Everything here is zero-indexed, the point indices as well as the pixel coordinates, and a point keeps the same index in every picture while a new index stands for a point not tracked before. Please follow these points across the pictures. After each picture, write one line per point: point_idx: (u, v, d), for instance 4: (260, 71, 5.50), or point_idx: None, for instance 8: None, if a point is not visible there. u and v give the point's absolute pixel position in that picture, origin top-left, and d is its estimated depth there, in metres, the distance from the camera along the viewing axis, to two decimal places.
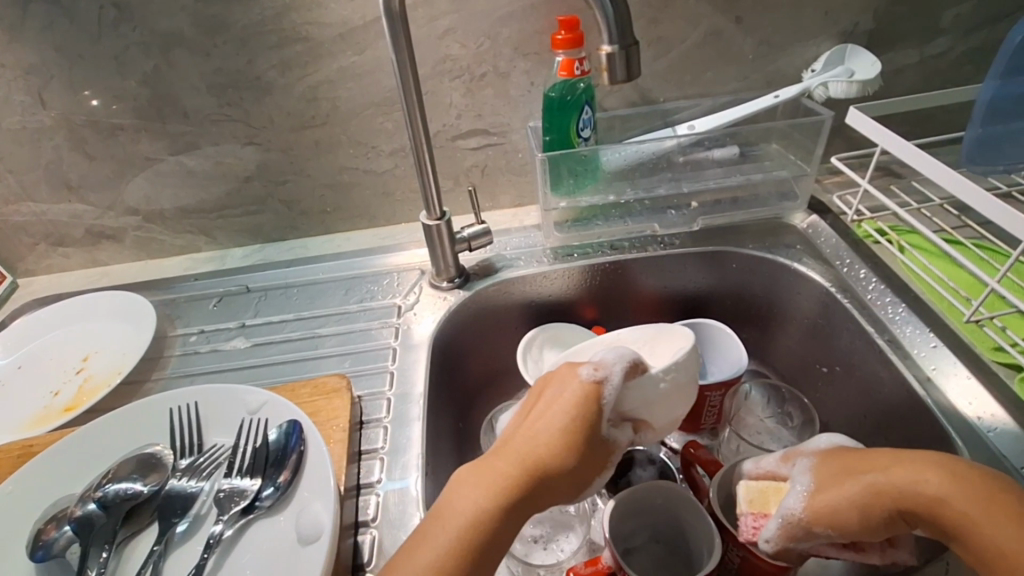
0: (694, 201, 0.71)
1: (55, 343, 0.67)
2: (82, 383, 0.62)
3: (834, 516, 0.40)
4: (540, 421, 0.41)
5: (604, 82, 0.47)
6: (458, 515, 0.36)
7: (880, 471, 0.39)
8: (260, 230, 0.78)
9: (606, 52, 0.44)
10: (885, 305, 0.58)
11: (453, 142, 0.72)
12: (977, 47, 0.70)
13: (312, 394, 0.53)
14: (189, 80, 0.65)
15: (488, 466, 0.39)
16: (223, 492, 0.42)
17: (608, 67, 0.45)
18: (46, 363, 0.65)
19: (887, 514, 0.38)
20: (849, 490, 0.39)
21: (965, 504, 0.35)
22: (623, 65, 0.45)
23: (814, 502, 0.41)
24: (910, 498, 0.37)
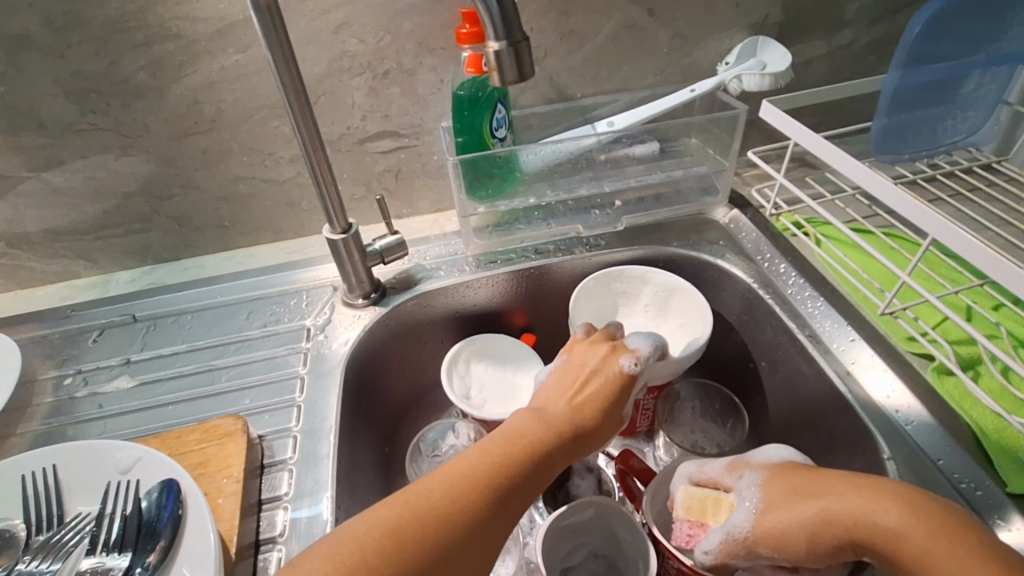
0: (617, 200, 0.69)
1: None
2: None
3: (778, 538, 0.39)
4: (569, 404, 0.43)
5: (496, 83, 0.43)
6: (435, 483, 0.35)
7: (837, 498, 0.38)
8: (149, 250, 0.70)
9: (493, 50, 0.40)
10: (805, 299, 0.58)
11: (361, 145, 0.67)
12: (880, 38, 0.71)
13: (202, 441, 0.47)
14: (41, 84, 0.56)
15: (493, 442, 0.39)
16: (83, 574, 0.36)
17: (497, 67, 0.41)
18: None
19: (839, 542, 0.38)
20: (801, 512, 0.39)
21: (921, 542, 0.35)
22: (513, 65, 0.41)
23: (764, 520, 0.40)
24: (862, 527, 0.37)
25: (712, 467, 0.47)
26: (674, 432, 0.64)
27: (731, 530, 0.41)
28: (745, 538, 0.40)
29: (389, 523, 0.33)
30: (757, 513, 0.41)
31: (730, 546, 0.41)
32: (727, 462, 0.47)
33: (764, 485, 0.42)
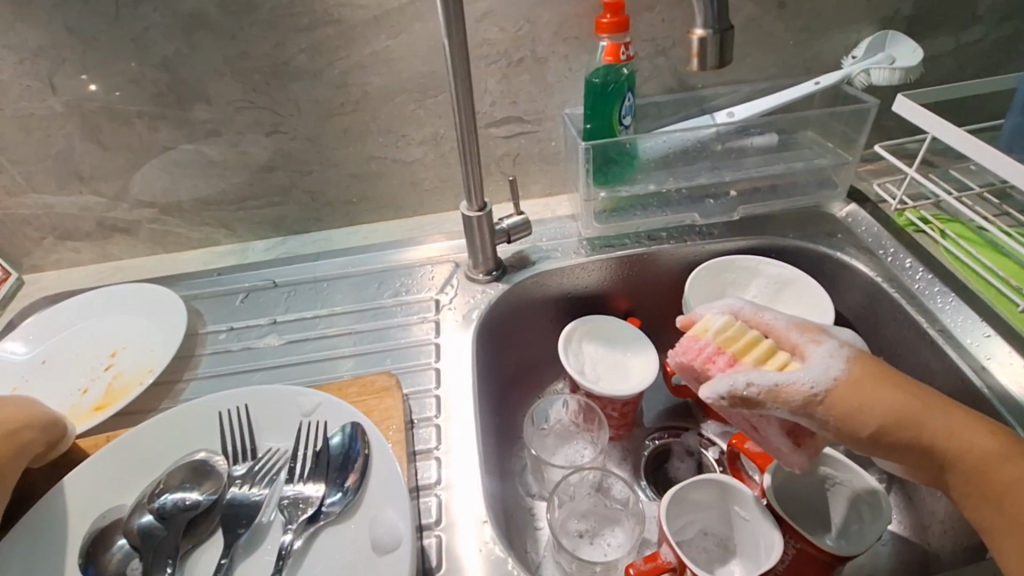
0: (732, 189, 0.70)
1: (76, 335, 0.65)
2: (110, 381, 0.60)
3: (832, 405, 0.39)
4: None
5: (692, 69, 0.47)
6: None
7: (932, 408, 0.40)
8: (282, 222, 0.76)
9: (698, 36, 0.44)
10: (934, 294, 0.58)
11: (486, 130, 0.70)
12: (1014, 35, 0.70)
13: (362, 395, 0.51)
14: (212, 65, 0.62)
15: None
16: (288, 499, 0.41)
17: (700, 52, 0.44)
18: (65, 359, 0.63)
19: (908, 436, 0.39)
20: (886, 401, 0.39)
21: (1002, 466, 0.38)
22: (715, 52, 0.44)
23: (842, 396, 0.39)
24: (925, 431, 0.39)
25: (779, 324, 0.44)
26: None
27: (802, 386, 0.39)
28: (801, 396, 0.39)
29: None
30: (837, 390, 0.39)
31: (783, 396, 0.39)
32: (795, 321, 0.44)
33: (852, 366, 0.40)
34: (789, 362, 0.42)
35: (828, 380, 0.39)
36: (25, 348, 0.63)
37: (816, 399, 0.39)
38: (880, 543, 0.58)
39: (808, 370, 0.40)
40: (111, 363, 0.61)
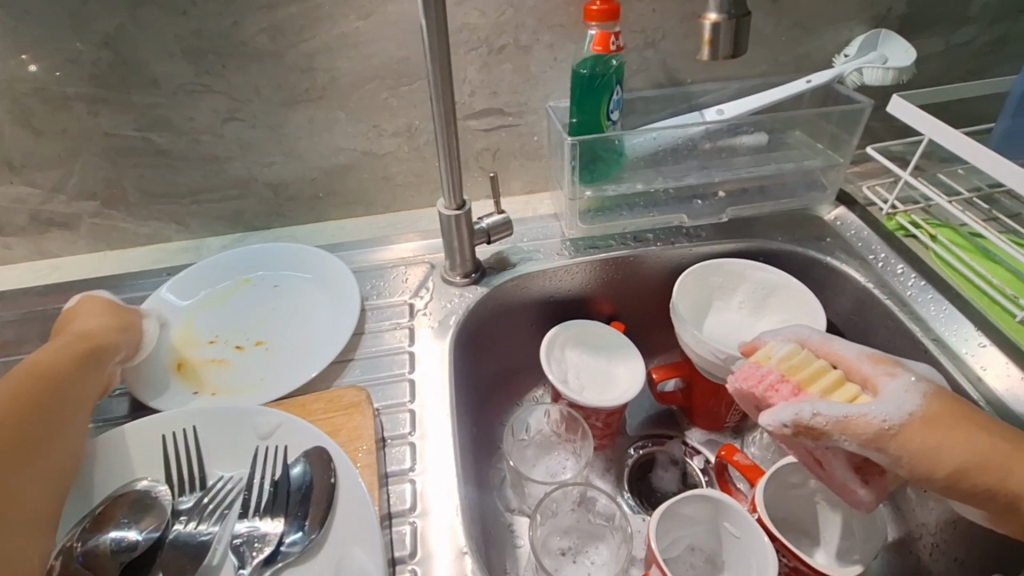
0: (720, 190, 0.67)
1: (303, 294, 0.61)
2: (260, 354, 0.55)
3: (908, 443, 0.38)
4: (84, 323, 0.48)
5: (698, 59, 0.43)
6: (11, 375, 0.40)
7: (1013, 450, 0.38)
8: (241, 218, 0.70)
9: (710, 21, 0.41)
10: (927, 302, 0.57)
11: (465, 122, 0.65)
12: (1001, 37, 0.69)
13: (327, 412, 0.47)
14: (160, 43, 0.56)
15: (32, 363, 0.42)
16: (239, 538, 0.36)
17: (713, 40, 0.41)
18: (245, 299, 0.60)
19: (985, 481, 0.38)
20: (967, 443, 0.38)
21: None
22: (729, 40, 0.41)
23: (919, 438, 0.38)
24: (1009, 475, 0.37)
25: (849, 355, 0.44)
26: None
27: (876, 424, 0.38)
28: (873, 432, 0.38)
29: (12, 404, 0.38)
30: (914, 430, 0.38)
31: (854, 429, 0.38)
32: (864, 354, 0.44)
33: (929, 406, 0.39)
34: (859, 395, 0.41)
35: (904, 416, 0.38)
36: (260, 275, 0.63)
37: (891, 435, 0.38)
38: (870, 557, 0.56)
39: (884, 404, 0.39)
40: (244, 350, 0.55)
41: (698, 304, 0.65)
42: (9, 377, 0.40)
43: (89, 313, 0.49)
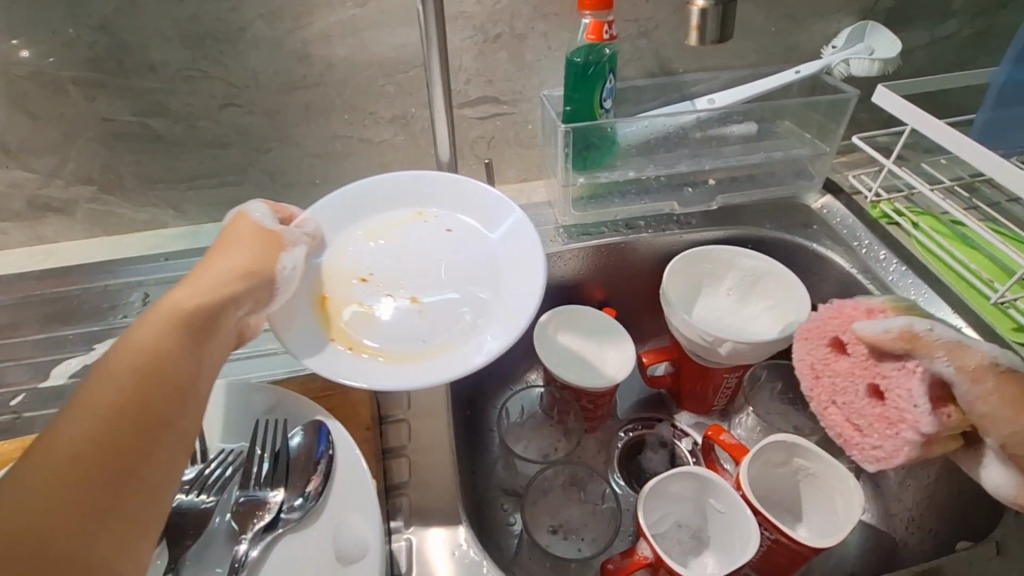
0: (711, 177, 0.69)
1: (474, 244, 0.51)
2: (409, 312, 0.46)
3: (994, 383, 0.36)
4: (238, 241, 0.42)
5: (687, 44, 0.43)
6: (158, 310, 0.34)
7: None
8: (238, 204, 0.70)
9: (699, 7, 0.40)
10: (908, 286, 0.59)
11: (460, 110, 0.66)
12: (984, 30, 0.70)
13: (326, 390, 0.48)
14: (158, 28, 0.56)
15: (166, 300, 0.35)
16: (242, 505, 0.37)
17: (700, 25, 0.41)
18: (419, 235, 0.51)
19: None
20: None
21: None
22: (717, 26, 0.41)
23: (988, 393, 0.36)
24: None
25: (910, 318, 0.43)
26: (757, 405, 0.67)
27: (965, 354, 0.37)
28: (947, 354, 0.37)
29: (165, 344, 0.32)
30: (994, 383, 0.36)
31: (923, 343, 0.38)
32: None
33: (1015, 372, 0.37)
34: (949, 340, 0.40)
35: (1003, 364, 0.37)
36: (438, 211, 0.53)
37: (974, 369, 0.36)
38: (850, 532, 0.58)
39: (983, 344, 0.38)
40: (397, 303, 0.47)
41: (688, 289, 0.66)
42: (148, 320, 0.33)
43: (244, 229, 0.43)
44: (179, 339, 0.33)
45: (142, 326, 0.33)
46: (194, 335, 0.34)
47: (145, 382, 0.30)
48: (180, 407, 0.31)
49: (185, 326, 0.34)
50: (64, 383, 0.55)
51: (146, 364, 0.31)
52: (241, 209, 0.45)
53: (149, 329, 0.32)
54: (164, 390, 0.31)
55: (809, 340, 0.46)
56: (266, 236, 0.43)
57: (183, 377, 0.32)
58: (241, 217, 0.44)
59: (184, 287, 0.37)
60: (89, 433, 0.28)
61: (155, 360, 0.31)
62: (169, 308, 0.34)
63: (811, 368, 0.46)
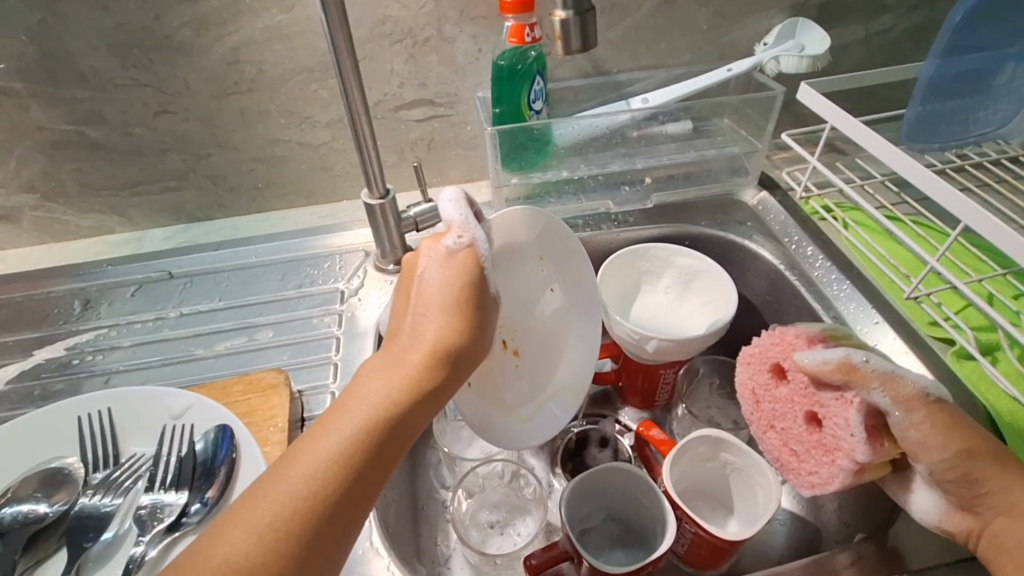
0: (647, 177, 0.70)
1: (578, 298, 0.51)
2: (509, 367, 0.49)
3: (924, 420, 0.39)
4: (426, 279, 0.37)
5: (557, 51, 0.47)
6: (386, 380, 0.34)
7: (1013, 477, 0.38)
8: (183, 209, 0.71)
9: (560, 17, 0.44)
10: (831, 282, 0.60)
11: (396, 113, 0.67)
12: (920, 24, 0.70)
13: (245, 393, 0.49)
14: (84, 37, 0.57)
15: (399, 361, 0.35)
16: (144, 508, 0.38)
17: (562, 35, 0.45)
18: (529, 279, 0.48)
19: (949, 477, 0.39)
20: (969, 441, 0.39)
21: None
22: (579, 36, 0.44)
23: (917, 429, 0.39)
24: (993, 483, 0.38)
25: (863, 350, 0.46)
26: (694, 403, 0.66)
27: (902, 391, 0.40)
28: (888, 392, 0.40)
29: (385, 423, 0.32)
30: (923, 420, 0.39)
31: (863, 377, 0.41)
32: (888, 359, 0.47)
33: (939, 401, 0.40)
34: None
35: (931, 394, 0.40)
36: (562, 263, 0.50)
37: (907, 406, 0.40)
38: (777, 522, 0.59)
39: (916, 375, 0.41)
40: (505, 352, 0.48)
41: (623, 289, 0.66)
42: (368, 392, 0.33)
43: (432, 259, 0.38)
44: (403, 395, 0.33)
45: (369, 378, 0.34)
46: (414, 412, 0.33)
47: (364, 441, 0.32)
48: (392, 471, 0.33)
49: (411, 404, 0.33)
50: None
51: (358, 456, 0.31)
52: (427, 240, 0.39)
53: (377, 383, 0.34)
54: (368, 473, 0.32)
55: (753, 366, 0.50)
56: (460, 267, 0.37)
57: (389, 458, 0.33)
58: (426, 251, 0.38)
59: (406, 332, 0.36)
60: (302, 487, 0.30)
61: (386, 420, 0.32)
62: (404, 362, 0.35)
63: (753, 392, 0.50)
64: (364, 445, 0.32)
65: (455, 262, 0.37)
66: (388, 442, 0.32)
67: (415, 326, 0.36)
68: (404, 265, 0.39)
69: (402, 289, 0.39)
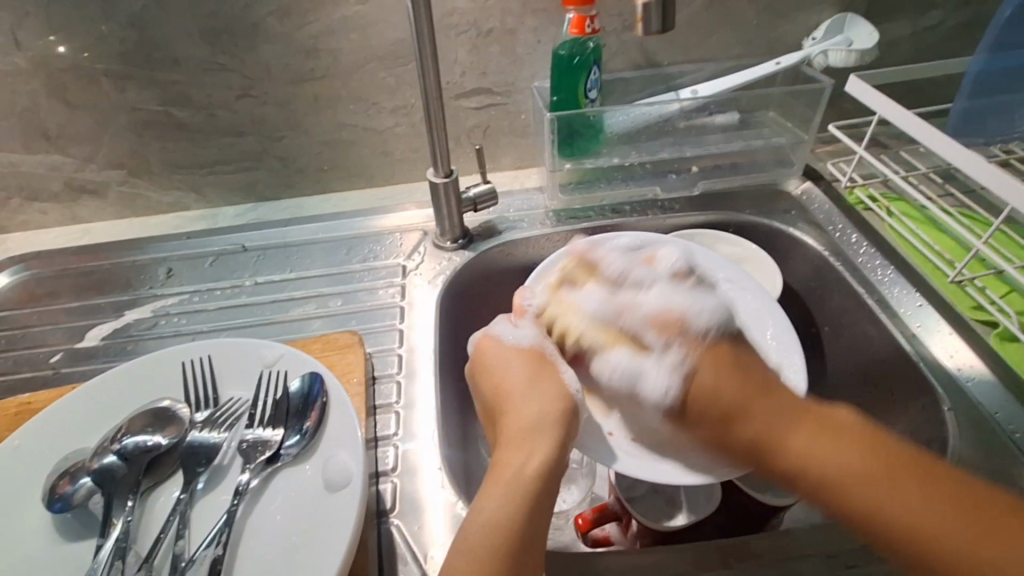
0: (694, 166, 0.72)
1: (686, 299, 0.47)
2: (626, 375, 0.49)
3: (727, 361, 0.42)
4: (513, 428, 0.42)
5: (636, 34, 0.50)
6: (497, 492, 0.37)
7: (790, 428, 0.38)
8: (253, 188, 0.76)
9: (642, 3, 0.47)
10: (875, 268, 0.62)
11: (456, 101, 0.71)
12: (968, 21, 0.72)
13: (325, 350, 0.53)
14: (180, 24, 0.62)
15: (499, 476, 0.39)
16: (248, 442, 0.43)
17: (644, 16, 0.48)
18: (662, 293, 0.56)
19: (826, 475, 0.35)
20: (762, 408, 0.39)
21: (858, 493, 0.34)
22: (658, 18, 0.48)
23: (804, 439, 0.37)
24: (795, 438, 0.37)
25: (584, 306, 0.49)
26: None
27: (780, 391, 0.40)
28: (685, 335, 0.44)
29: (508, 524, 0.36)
30: (814, 430, 0.37)
31: (670, 324, 0.44)
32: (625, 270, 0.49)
33: (840, 416, 0.38)
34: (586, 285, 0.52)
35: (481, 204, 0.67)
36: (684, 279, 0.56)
37: (688, 347, 0.43)
38: None
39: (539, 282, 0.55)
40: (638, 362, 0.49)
41: None
42: (469, 534, 0.36)
43: (502, 354, 0.48)
44: (520, 508, 0.37)
45: (485, 501, 0.37)
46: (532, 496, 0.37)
47: (510, 546, 0.35)
48: (536, 527, 0.37)
49: (525, 495, 0.37)
50: (97, 344, 0.62)
51: (503, 548, 0.35)
52: (489, 332, 0.50)
53: (491, 501, 0.37)
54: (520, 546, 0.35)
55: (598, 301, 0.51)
56: (532, 367, 0.46)
57: (535, 516, 0.37)
58: (486, 344, 0.49)
59: (506, 447, 0.41)
60: None
61: (511, 535, 0.36)
62: (515, 477, 0.38)
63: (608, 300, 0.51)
64: (506, 544, 0.35)
65: (530, 322, 0.50)
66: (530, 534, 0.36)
67: (530, 437, 0.41)
68: (473, 372, 0.48)
69: (492, 402, 0.45)
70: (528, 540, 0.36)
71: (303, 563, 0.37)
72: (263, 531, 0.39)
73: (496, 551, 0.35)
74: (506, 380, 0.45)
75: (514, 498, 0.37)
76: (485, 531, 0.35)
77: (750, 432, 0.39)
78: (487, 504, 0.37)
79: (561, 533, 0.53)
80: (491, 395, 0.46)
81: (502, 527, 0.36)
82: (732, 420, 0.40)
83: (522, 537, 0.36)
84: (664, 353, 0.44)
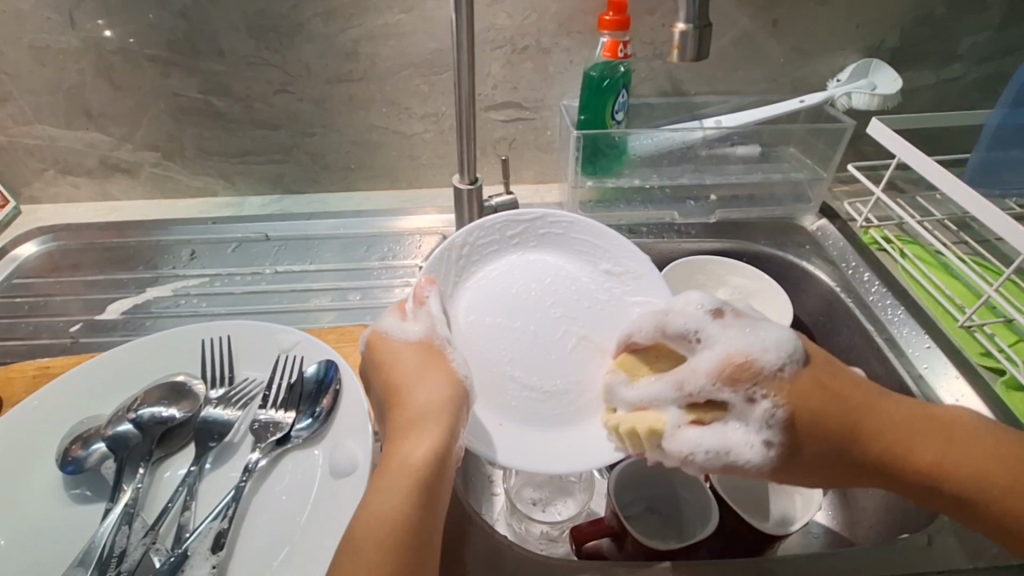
0: (712, 194, 0.73)
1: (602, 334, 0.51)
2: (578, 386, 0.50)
3: (811, 391, 0.38)
4: (401, 430, 0.38)
5: (671, 61, 0.52)
6: (385, 488, 0.35)
7: (851, 404, 0.39)
8: (280, 180, 0.78)
9: (681, 29, 0.49)
10: (886, 307, 0.63)
11: (485, 112, 0.73)
12: (988, 77, 0.73)
13: (339, 341, 0.54)
14: (229, 19, 0.65)
15: (380, 475, 0.36)
16: (259, 422, 0.44)
17: (680, 44, 0.49)
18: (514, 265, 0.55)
19: (961, 473, 0.37)
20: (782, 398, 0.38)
21: (994, 478, 0.37)
22: (695, 45, 0.49)
23: (948, 451, 0.38)
24: (856, 420, 0.38)
25: (699, 365, 0.39)
26: None
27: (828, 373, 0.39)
28: (761, 381, 0.38)
29: (393, 507, 0.34)
30: (799, 393, 0.39)
31: (742, 373, 0.38)
32: (720, 365, 0.38)
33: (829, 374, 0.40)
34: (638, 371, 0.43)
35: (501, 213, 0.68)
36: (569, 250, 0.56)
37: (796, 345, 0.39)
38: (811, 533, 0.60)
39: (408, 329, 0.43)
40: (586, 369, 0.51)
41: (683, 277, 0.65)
42: (352, 534, 0.34)
43: (395, 350, 0.42)
44: (410, 493, 0.35)
45: (375, 493, 0.35)
46: (423, 482, 0.35)
47: (403, 525, 0.34)
48: (429, 518, 0.35)
49: (413, 479, 0.35)
50: (117, 317, 0.64)
51: (393, 529, 0.34)
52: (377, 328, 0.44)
53: (387, 497, 0.35)
54: (412, 542, 0.34)
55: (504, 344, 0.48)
56: (421, 357, 0.41)
57: (432, 498, 0.35)
58: (374, 348, 0.43)
59: (400, 442, 0.37)
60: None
61: (404, 523, 0.34)
62: (402, 466, 0.36)
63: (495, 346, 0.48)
64: (393, 534, 0.34)
65: (424, 316, 0.44)
66: (418, 526, 0.35)
67: (413, 432, 0.37)
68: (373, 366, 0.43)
69: (387, 395, 0.41)
70: (427, 520, 0.35)
71: (303, 542, 0.38)
72: (268, 511, 0.40)
73: (388, 545, 0.34)
74: (419, 391, 0.39)
75: (405, 490, 0.35)
76: (386, 521, 0.34)
77: (866, 448, 0.38)
78: (379, 495, 0.35)
79: (556, 545, 0.52)
80: (388, 390, 0.41)
81: (394, 518, 0.34)
82: (857, 438, 0.38)
83: (410, 530, 0.34)
84: (749, 406, 0.38)
